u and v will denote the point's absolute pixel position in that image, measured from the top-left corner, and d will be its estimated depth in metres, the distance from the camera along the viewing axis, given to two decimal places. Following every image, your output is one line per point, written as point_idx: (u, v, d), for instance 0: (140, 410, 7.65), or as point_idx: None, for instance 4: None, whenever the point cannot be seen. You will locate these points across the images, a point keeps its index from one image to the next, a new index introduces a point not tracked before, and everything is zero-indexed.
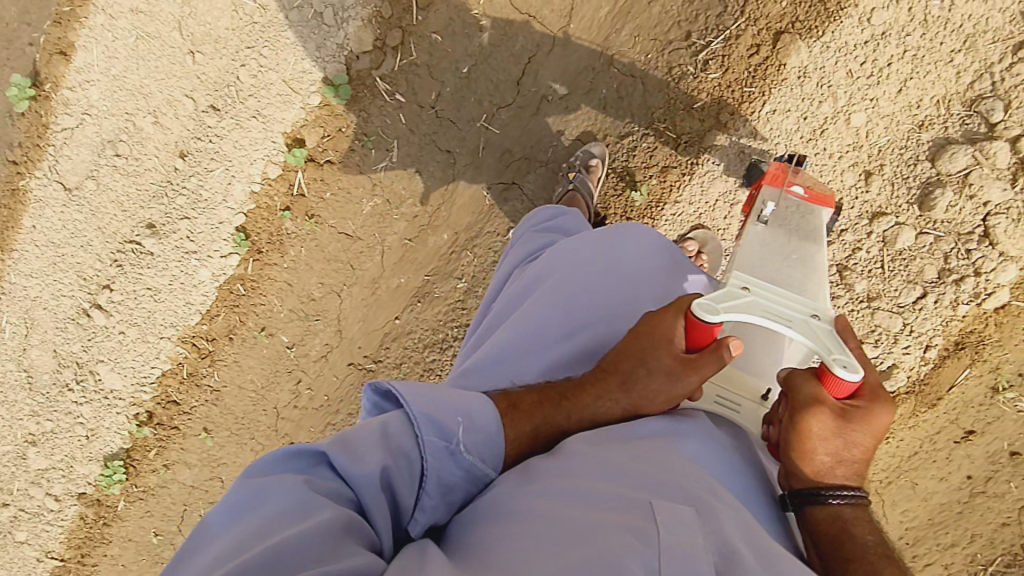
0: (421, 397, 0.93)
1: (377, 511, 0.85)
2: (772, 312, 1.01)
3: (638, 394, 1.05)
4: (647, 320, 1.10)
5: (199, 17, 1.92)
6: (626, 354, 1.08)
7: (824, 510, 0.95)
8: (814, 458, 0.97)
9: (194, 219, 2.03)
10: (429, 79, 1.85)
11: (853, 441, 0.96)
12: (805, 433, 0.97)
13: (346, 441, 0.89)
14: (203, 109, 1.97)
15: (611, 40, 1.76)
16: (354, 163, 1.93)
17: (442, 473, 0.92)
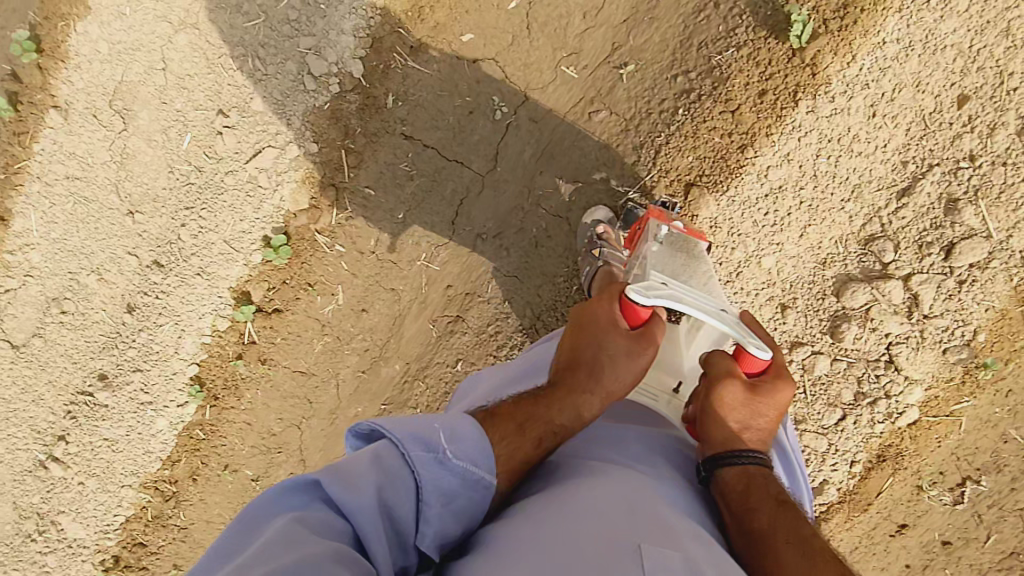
0: (402, 424, 1.00)
1: (375, 536, 0.89)
2: (697, 303, 1.15)
3: (606, 381, 1.23)
4: (585, 315, 1.33)
5: (135, 179, 1.93)
6: (578, 353, 1.27)
7: (734, 472, 1.14)
8: (727, 423, 1.20)
9: (148, 371, 2.06)
10: (366, 228, 1.90)
11: (758, 409, 1.21)
12: (720, 400, 1.20)
13: (337, 470, 0.93)
14: (147, 265, 1.99)
15: (537, 180, 1.83)
16: (301, 309, 1.97)
17: (438, 481, 0.96)
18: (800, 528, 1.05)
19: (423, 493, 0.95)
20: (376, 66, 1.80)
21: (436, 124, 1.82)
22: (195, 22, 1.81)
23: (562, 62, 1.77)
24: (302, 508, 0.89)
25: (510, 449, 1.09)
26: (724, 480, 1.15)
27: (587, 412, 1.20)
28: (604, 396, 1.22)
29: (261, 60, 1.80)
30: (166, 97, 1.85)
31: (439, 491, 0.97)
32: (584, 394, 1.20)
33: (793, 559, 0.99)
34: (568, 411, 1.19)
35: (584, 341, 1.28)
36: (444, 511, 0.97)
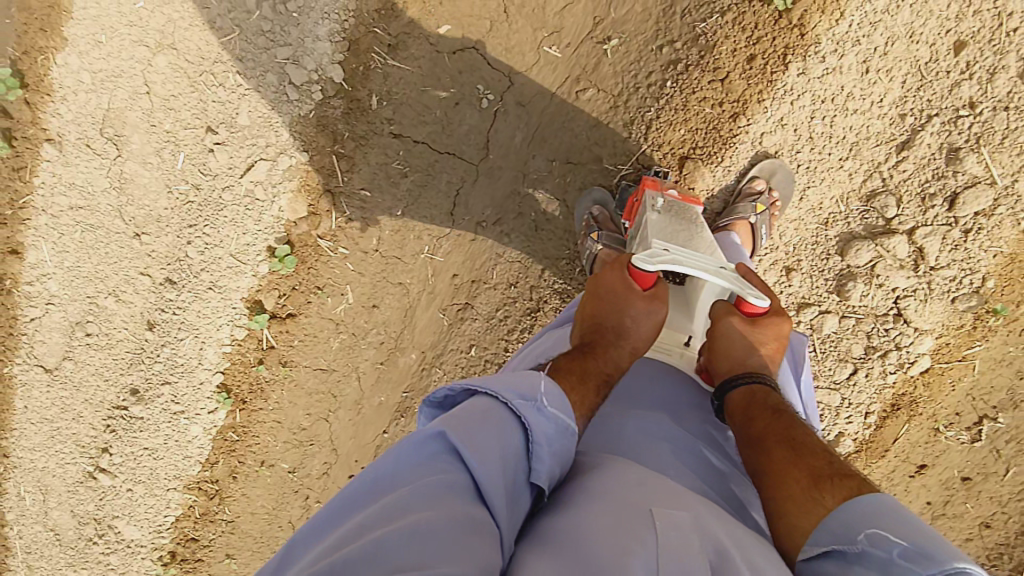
0: (498, 380, 0.96)
1: (493, 493, 0.83)
2: (696, 263, 1.19)
3: (632, 337, 1.21)
4: (597, 287, 1.28)
5: (136, 202, 1.95)
6: (603, 316, 1.24)
7: (738, 393, 1.14)
8: (730, 352, 1.19)
9: (176, 384, 2.11)
10: (367, 228, 1.91)
11: (759, 337, 1.20)
12: (718, 331, 1.21)
13: (449, 419, 0.88)
14: (160, 283, 2.03)
15: (531, 163, 1.80)
16: (313, 312, 2.01)
17: (541, 431, 0.91)
18: (792, 431, 1.05)
19: (533, 442, 0.90)
20: (356, 69, 1.78)
21: (423, 120, 1.80)
22: (170, 42, 1.79)
23: (544, 42, 1.72)
24: (423, 460, 0.85)
25: (583, 401, 1.06)
26: (732, 401, 1.15)
27: (622, 364, 1.19)
28: (632, 351, 1.21)
29: (242, 74, 1.79)
30: (154, 120, 1.86)
31: (547, 440, 0.92)
32: (615, 347, 1.19)
33: (783, 455, 1.01)
34: (608, 363, 1.16)
35: (607, 303, 1.25)
36: (553, 460, 0.92)
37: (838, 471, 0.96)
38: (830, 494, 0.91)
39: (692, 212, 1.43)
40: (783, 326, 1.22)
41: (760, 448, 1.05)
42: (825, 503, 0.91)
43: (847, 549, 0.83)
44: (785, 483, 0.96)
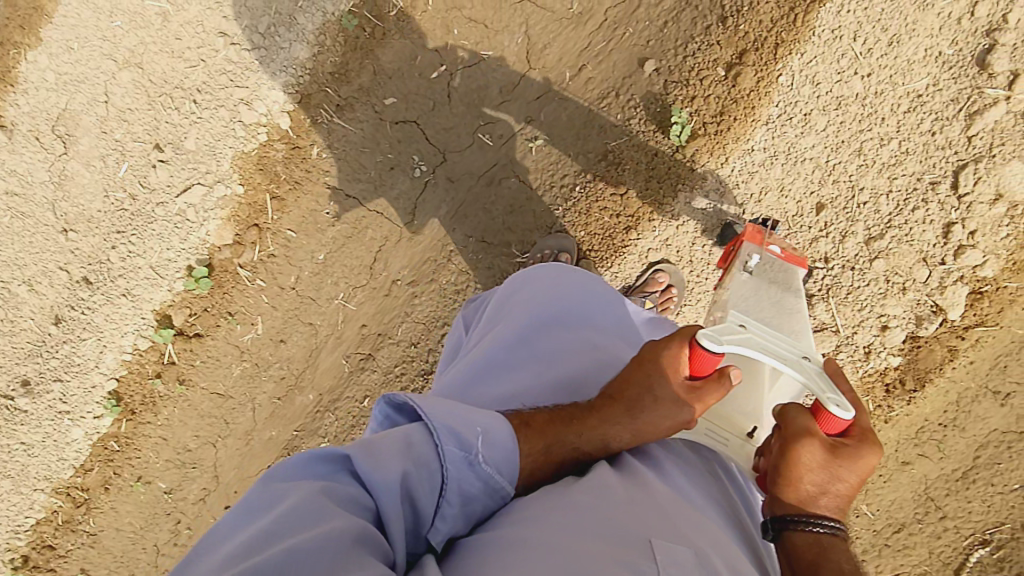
0: (441, 411, 0.92)
1: (394, 523, 0.83)
2: (771, 343, 1.07)
3: (644, 421, 1.04)
4: (651, 348, 1.10)
5: (71, 200, 2.02)
6: (629, 382, 1.07)
7: (804, 538, 0.94)
8: (803, 485, 0.96)
9: (67, 382, 2.11)
10: (287, 265, 2.00)
11: (841, 474, 0.96)
12: (796, 460, 0.96)
13: (368, 446, 0.88)
14: (77, 281, 2.07)
15: (449, 236, 1.94)
16: (220, 335, 2.06)
17: (464, 484, 0.90)
18: None
19: (447, 494, 0.89)
20: (303, 120, 1.88)
21: (357, 177, 1.93)
22: (139, 61, 1.90)
23: (479, 130, 1.89)
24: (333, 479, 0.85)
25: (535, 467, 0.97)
26: (794, 543, 0.94)
27: (613, 444, 1.04)
28: (637, 434, 1.04)
29: (197, 103, 1.90)
30: (107, 128, 1.96)
31: (464, 491, 0.90)
32: (614, 426, 1.04)
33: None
34: (594, 441, 1.03)
35: (641, 372, 1.07)
36: (461, 513, 0.91)
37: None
38: None
39: (792, 276, 1.41)
40: (872, 461, 0.97)
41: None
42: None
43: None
44: None
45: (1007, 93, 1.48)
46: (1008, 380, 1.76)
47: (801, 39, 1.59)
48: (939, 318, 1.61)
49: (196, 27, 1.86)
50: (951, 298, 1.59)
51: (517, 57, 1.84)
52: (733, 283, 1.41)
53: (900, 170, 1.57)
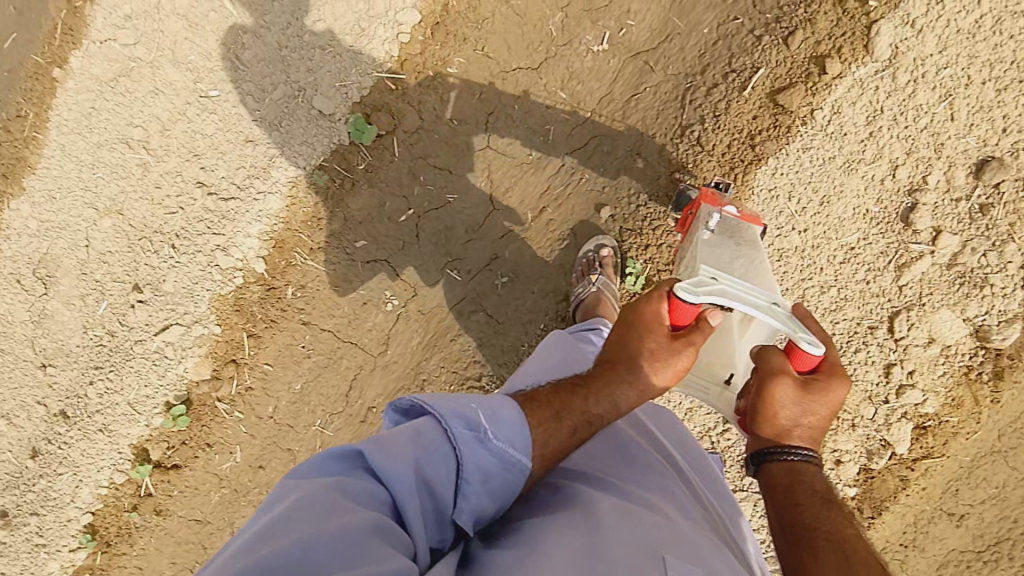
0: (447, 401, 1.04)
1: (411, 510, 0.92)
2: (746, 297, 1.19)
3: (645, 376, 1.27)
4: (633, 309, 1.30)
5: (51, 335, 2.07)
6: (620, 349, 1.31)
7: (780, 467, 1.18)
8: (778, 419, 1.18)
9: (44, 516, 2.10)
10: (265, 396, 2.05)
11: (811, 408, 1.17)
12: (770, 397, 1.16)
13: (379, 439, 0.97)
14: (54, 415, 2.10)
15: (422, 365, 2.02)
16: (197, 466, 2.09)
17: (478, 461, 1.00)
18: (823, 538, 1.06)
19: (462, 470, 0.99)
20: (278, 263, 1.93)
21: (332, 312, 2.01)
22: (120, 209, 1.98)
23: (448, 266, 1.99)
24: (351, 469, 0.94)
25: (548, 438, 1.12)
26: (771, 473, 1.20)
27: (621, 403, 1.26)
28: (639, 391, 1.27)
29: (176, 248, 1.96)
30: (87, 269, 2.02)
31: (478, 471, 1.00)
32: (616, 386, 1.26)
33: (829, 558, 1.01)
34: (603, 402, 1.24)
35: (632, 332, 1.29)
36: (482, 493, 1.01)
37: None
38: None
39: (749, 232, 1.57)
40: (840, 393, 1.17)
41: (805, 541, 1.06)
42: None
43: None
44: None
45: (931, 248, 1.63)
46: (961, 501, 1.86)
47: (745, 197, 1.69)
48: (887, 452, 1.70)
49: (175, 176, 1.94)
50: (896, 436, 1.69)
51: (480, 199, 1.95)
52: (697, 246, 1.49)
53: (841, 315, 1.69)
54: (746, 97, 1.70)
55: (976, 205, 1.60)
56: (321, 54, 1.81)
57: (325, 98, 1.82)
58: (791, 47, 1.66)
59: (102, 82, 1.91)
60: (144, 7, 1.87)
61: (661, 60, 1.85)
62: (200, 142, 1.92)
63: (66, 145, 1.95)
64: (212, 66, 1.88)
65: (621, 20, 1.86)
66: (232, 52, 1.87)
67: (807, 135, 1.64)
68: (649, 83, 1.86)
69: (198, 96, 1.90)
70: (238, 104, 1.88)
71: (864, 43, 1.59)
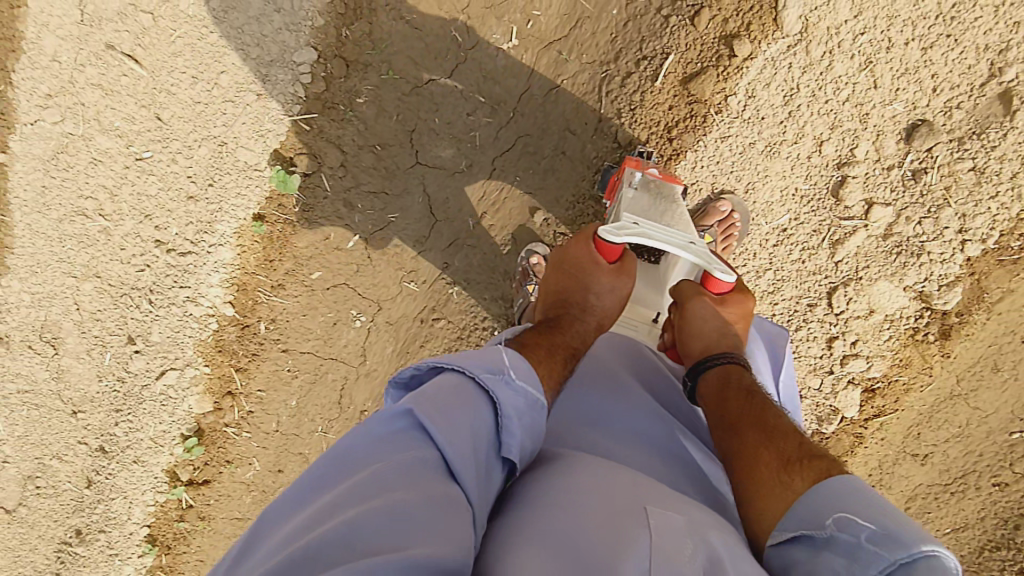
0: (466, 357, 1.00)
1: (460, 468, 0.87)
2: (661, 236, 1.28)
3: (597, 308, 1.41)
4: (575, 252, 1.44)
5: (73, 387, 2.21)
6: (568, 289, 1.42)
7: (712, 373, 1.30)
8: (701, 330, 1.37)
9: (110, 532, 2.29)
10: (267, 415, 2.16)
11: (723, 317, 1.37)
12: (688, 312, 1.39)
13: (416, 395, 0.92)
14: (94, 451, 2.25)
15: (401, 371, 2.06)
16: (225, 479, 2.23)
17: (513, 404, 0.96)
18: (765, 416, 1.17)
19: (503, 413, 0.95)
20: (245, 303, 2.04)
21: (307, 336, 2.08)
22: (96, 272, 2.08)
23: (404, 279, 1.99)
24: (392, 437, 0.88)
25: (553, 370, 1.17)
26: (705, 381, 1.30)
27: (589, 337, 1.36)
28: (597, 325, 1.40)
29: (153, 302, 2.08)
30: (84, 328, 2.15)
31: (517, 413, 0.97)
32: (579, 322, 1.37)
33: (754, 439, 1.13)
34: (575, 338, 1.32)
35: (580, 269, 1.42)
36: (523, 433, 0.97)
37: (807, 455, 1.06)
38: (799, 475, 1.01)
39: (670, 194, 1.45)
40: (748, 305, 1.40)
41: (733, 432, 1.17)
42: (794, 487, 1.00)
43: (817, 532, 0.90)
44: (756, 470, 1.06)
45: (864, 222, 1.58)
46: (924, 443, 1.88)
47: None
48: (837, 417, 1.73)
49: (135, 237, 2.03)
50: (846, 404, 1.72)
51: (421, 213, 1.92)
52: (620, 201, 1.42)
53: (780, 296, 1.66)
54: (659, 87, 1.63)
55: (909, 171, 1.53)
56: (232, 107, 1.85)
57: (247, 150, 1.87)
58: (699, 27, 1.58)
59: (44, 160, 1.98)
60: (62, 83, 1.90)
61: (574, 48, 1.74)
62: (148, 203, 1.98)
63: (32, 224, 2.06)
64: (139, 129, 1.92)
65: (526, 11, 1.76)
66: (154, 112, 1.90)
67: (724, 123, 1.59)
68: (565, 74, 1.76)
69: (133, 159, 1.95)
70: (171, 162, 1.93)
71: (771, 18, 1.53)
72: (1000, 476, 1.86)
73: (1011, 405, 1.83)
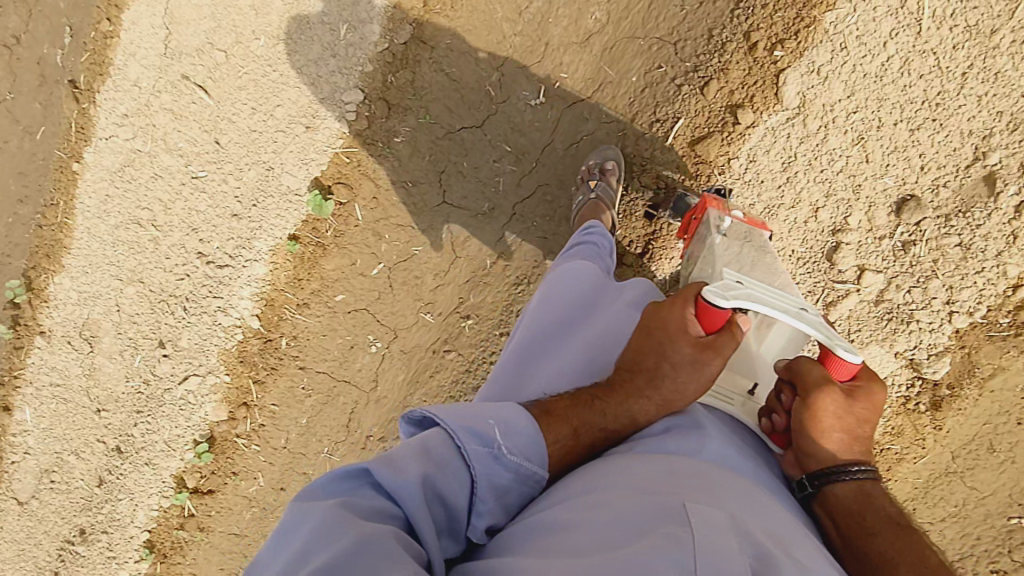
0: (455, 415, 1.03)
1: (423, 522, 0.91)
2: (775, 303, 1.14)
3: (666, 388, 1.19)
4: (659, 312, 1.25)
5: (101, 385, 2.34)
6: (643, 353, 1.24)
7: (845, 488, 1.11)
8: (834, 434, 1.13)
9: (112, 533, 2.36)
10: (277, 431, 2.25)
11: (857, 415, 1.14)
12: (821, 414, 1.12)
13: (387, 456, 0.95)
14: (110, 449, 2.36)
15: (409, 399, 2.14)
16: (228, 491, 2.30)
17: (491, 475, 1.01)
18: (916, 550, 1.03)
19: (478, 486, 0.99)
20: (271, 318, 2.18)
21: (324, 357, 2.19)
22: (140, 277, 2.26)
23: (421, 310, 2.12)
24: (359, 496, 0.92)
25: (565, 453, 1.11)
26: (834, 495, 1.11)
27: (641, 418, 1.19)
28: (662, 404, 1.19)
29: (187, 309, 2.23)
30: (121, 329, 2.30)
31: (490, 483, 1.01)
32: (637, 400, 1.19)
33: None
34: (621, 416, 1.18)
35: (655, 335, 1.23)
36: (494, 503, 1.02)
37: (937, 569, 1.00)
38: None
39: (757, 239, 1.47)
40: (880, 398, 1.16)
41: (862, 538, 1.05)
42: None
43: None
44: None
45: (856, 286, 1.66)
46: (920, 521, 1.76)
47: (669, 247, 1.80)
48: None
49: (180, 248, 2.21)
50: None
51: (443, 249, 2.07)
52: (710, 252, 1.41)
53: None
54: (669, 147, 1.79)
55: (900, 243, 1.63)
56: (283, 137, 2.05)
57: (292, 176, 2.06)
58: (708, 96, 1.73)
59: (112, 172, 2.20)
60: (138, 106, 2.14)
61: (595, 109, 1.91)
62: (196, 218, 2.17)
63: (92, 228, 2.26)
64: (199, 150, 2.13)
65: (555, 73, 1.93)
66: (214, 137, 2.11)
67: (726, 184, 1.73)
68: (587, 132, 1.93)
69: (190, 177, 2.16)
70: (222, 182, 2.13)
71: (773, 92, 1.67)
72: (998, 563, 1.73)
73: (1009, 490, 1.71)
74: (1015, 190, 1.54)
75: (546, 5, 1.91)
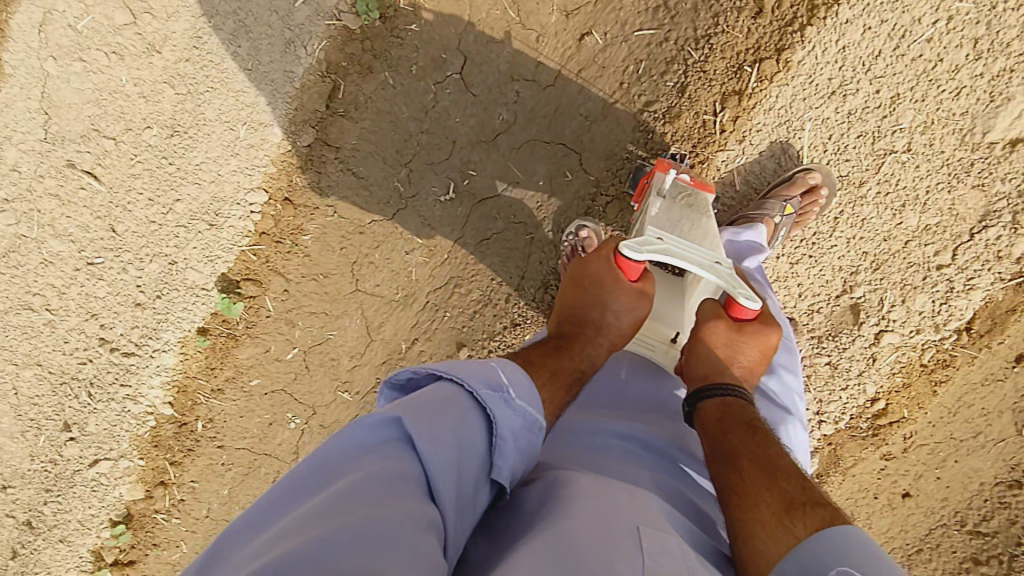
0: (462, 367, 1.00)
1: (448, 483, 0.86)
2: (688, 254, 1.26)
3: (612, 333, 1.39)
4: (595, 269, 1.41)
5: (6, 462, 2.26)
6: (589, 305, 1.40)
7: (713, 403, 1.24)
8: (714, 357, 1.30)
9: None
10: (197, 502, 2.23)
11: (742, 345, 1.31)
12: (704, 336, 1.32)
13: (408, 405, 0.91)
14: (22, 524, 2.29)
15: None
16: (151, 560, 2.27)
17: (506, 421, 0.97)
18: (768, 450, 1.12)
19: (497, 433, 0.96)
20: (184, 403, 2.15)
21: (243, 435, 2.16)
22: (37, 360, 2.16)
23: (339, 389, 2.09)
24: (382, 448, 0.87)
25: (550, 396, 1.20)
26: (704, 410, 1.24)
27: (597, 360, 1.37)
28: (611, 345, 1.39)
29: (92, 394, 2.17)
30: (21, 411, 2.22)
31: (510, 433, 0.97)
32: (591, 344, 1.37)
33: (758, 479, 1.05)
34: (583, 360, 1.33)
35: (596, 284, 1.40)
36: (516, 456, 0.98)
37: (811, 501, 0.99)
38: (803, 523, 0.95)
39: (701, 202, 1.38)
40: (769, 336, 1.32)
41: (732, 464, 1.11)
42: (796, 533, 0.94)
43: None
44: (753, 515, 1.00)
45: None
46: None
47: None
48: None
49: (79, 332, 2.11)
50: None
51: (359, 332, 2.05)
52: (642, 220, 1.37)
53: None
54: None
55: None
56: (185, 232, 1.98)
57: (197, 272, 2.00)
58: (609, 217, 1.85)
59: None
60: (19, 191, 2.00)
61: (504, 208, 1.92)
62: (95, 304, 2.08)
63: None
64: (93, 237, 2.02)
65: (464, 170, 1.92)
66: (109, 225, 2.01)
67: None
68: (495, 230, 1.94)
69: (85, 263, 2.05)
70: (121, 270, 2.04)
71: None
72: None
73: None
74: (875, 321, 1.74)
75: (453, 104, 1.89)
